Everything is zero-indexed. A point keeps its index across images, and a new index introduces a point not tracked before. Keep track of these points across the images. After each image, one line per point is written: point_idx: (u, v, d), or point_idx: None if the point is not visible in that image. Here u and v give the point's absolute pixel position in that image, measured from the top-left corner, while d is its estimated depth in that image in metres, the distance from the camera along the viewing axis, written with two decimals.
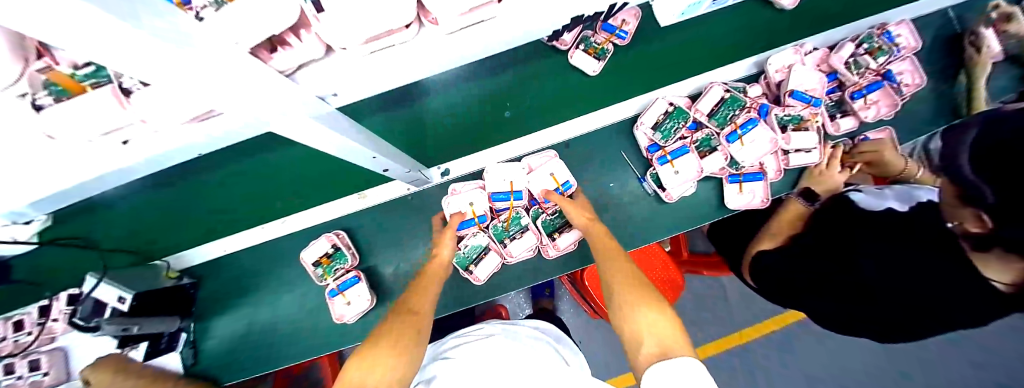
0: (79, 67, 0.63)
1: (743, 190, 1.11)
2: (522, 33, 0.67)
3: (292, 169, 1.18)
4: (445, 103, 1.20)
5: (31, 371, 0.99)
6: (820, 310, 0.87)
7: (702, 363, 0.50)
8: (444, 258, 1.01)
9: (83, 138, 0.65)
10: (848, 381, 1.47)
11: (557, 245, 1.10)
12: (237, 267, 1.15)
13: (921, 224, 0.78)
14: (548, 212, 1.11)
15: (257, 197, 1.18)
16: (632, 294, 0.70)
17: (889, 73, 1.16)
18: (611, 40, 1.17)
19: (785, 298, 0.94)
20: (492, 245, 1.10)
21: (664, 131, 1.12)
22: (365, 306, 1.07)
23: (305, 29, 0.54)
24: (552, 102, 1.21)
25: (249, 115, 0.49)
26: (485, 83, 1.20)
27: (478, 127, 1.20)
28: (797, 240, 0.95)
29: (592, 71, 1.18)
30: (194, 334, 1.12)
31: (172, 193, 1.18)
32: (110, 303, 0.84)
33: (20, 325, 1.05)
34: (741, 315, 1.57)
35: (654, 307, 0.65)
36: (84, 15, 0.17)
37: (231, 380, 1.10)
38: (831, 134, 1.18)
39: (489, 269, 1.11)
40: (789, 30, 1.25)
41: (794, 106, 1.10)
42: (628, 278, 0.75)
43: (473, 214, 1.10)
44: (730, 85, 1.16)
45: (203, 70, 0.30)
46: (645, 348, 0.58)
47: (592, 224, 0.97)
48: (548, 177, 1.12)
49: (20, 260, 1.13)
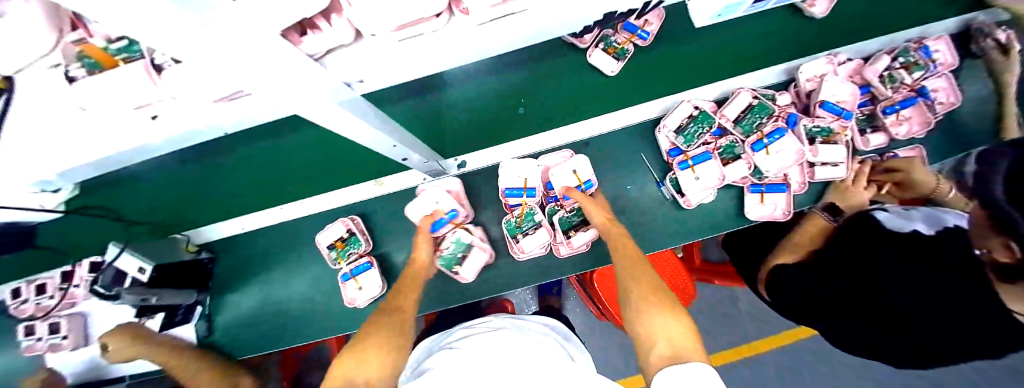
0: (112, 41, 0.60)
1: (764, 200, 1.09)
2: (549, 25, 0.63)
3: (303, 154, 1.17)
4: (461, 97, 1.19)
5: (51, 334, 1.03)
6: (843, 332, 0.83)
7: (715, 370, 0.49)
8: (422, 261, 1.00)
9: (114, 110, 0.66)
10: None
11: (572, 244, 1.09)
12: (251, 246, 1.18)
13: (949, 249, 0.74)
14: (566, 210, 1.09)
15: (268, 181, 1.18)
16: (649, 299, 0.69)
17: (923, 89, 1.11)
18: (631, 40, 1.13)
19: (805, 316, 0.90)
20: (475, 243, 1.09)
21: (686, 136, 1.09)
22: (377, 292, 1.07)
23: (335, 13, 0.53)
24: (568, 101, 1.18)
25: (278, 97, 0.48)
26: (502, 78, 1.18)
27: (493, 124, 1.19)
28: (818, 257, 0.92)
29: (610, 71, 1.14)
30: (208, 308, 1.15)
31: (187, 173, 1.19)
32: (131, 273, 0.87)
33: (43, 288, 1.07)
34: (750, 325, 1.55)
35: (671, 314, 0.64)
36: (152, 8, 0.15)
37: (246, 355, 1.12)
38: (859, 149, 1.14)
39: (475, 266, 1.10)
40: (823, 38, 1.19)
41: (823, 117, 1.06)
42: (647, 282, 0.74)
43: (441, 214, 1.08)
44: (759, 91, 1.12)
45: (243, 53, 0.29)
46: (657, 350, 0.57)
47: (611, 225, 0.96)
48: (571, 174, 1.09)
49: (47, 227, 1.16)
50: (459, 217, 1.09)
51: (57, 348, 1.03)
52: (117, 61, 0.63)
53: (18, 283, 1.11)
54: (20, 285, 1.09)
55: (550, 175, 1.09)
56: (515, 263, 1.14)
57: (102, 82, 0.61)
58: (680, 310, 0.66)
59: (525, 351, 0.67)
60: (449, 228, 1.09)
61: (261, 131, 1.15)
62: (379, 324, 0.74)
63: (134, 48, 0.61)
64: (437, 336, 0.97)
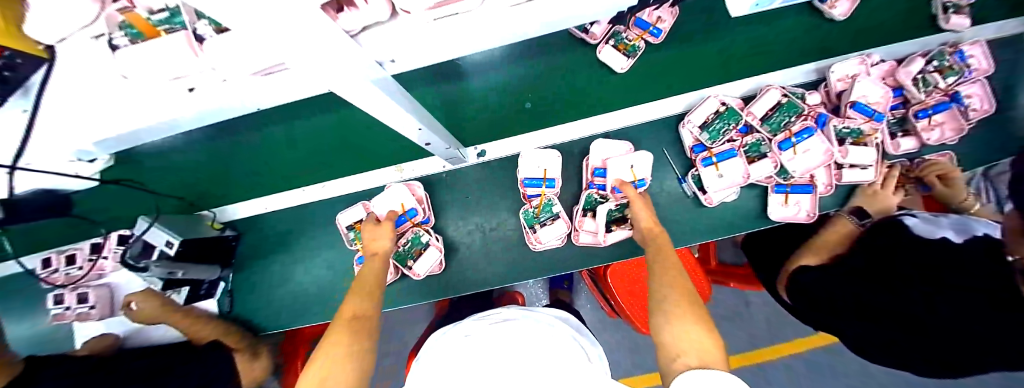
0: (154, 13, 0.61)
1: (788, 201, 1.07)
2: (574, 13, 0.63)
3: (310, 142, 1.15)
4: (469, 88, 1.17)
5: (79, 303, 1.07)
6: (863, 340, 0.80)
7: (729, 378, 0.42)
8: (383, 251, 0.95)
9: (155, 80, 0.66)
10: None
11: (605, 241, 1.08)
12: (269, 226, 1.19)
13: (977, 265, 0.72)
14: (614, 203, 1.08)
15: (271, 167, 1.17)
16: (681, 308, 0.67)
17: (957, 95, 1.07)
18: (643, 37, 1.10)
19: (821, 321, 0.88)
20: (432, 243, 1.10)
21: (711, 132, 1.07)
22: (392, 276, 1.11)
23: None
24: (585, 95, 1.17)
25: (313, 71, 0.46)
26: (512, 69, 1.15)
27: (504, 121, 1.18)
28: (844, 263, 0.88)
29: (620, 69, 1.12)
30: (231, 284, 1.17)
31: (183, 158, 1.17)
32: (159, 246, 0.88)
33: (72, 259, 1.11)
34: (762, 329, 1.54)
35: (702, 326, 0.61)
36: None
37: (271, 330, 1.15)
38: (889, 153, 1.11)
39: (427, 265, 1.10)
40: (843, 42, 1.15)
41: (854, 119, 1.02)
42: (678, 292, 0.72)
43: (401, 211, 1.09)
44: (788, 89, 1.08)
45: (294, 23, 0.27)
46: (683, 358, 0.54)
47: (655, 233, 0.94)
48: (627, 169, 1.09)
49: (83, 196, 1.18)
50: (418, 216, 1.09)
51: (85, 317, 1.07)
52: (159, 31, 0.63)
53: (49, 253, 1.15)
54: (51, 255, 1.13)
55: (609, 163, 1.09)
56: (532, 255, 1.14)
57: (144, 51, 0.61)
58: (699, 314, 0.65)
59: (545, 335, 0.65)
60: (406, 227, 1.10)
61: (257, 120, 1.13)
62: (367, 317, 0.72)
63: (178, 20, 0.62)
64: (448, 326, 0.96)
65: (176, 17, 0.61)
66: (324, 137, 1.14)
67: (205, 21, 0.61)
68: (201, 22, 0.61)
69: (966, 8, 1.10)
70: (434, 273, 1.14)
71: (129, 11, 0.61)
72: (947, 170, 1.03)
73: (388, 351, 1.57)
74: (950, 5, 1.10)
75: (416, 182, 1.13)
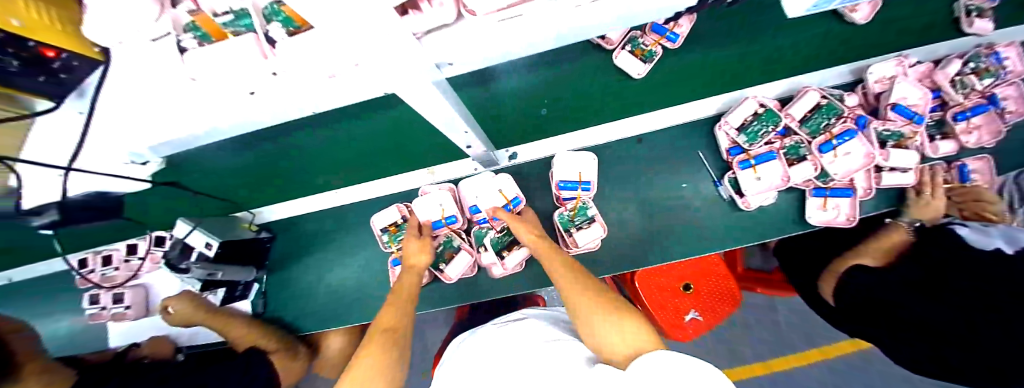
0: (218, 16, 0.56)
1: (828, 205, 1.04)
2: (623, 14, 0.61)
3: (336, 153, 1.18)
4: (491, 93, 1.19)
5: (115, 303, 1.08)
6: (930, 349, 0.75)
7: (686, 358, 0.38)
8: (420, 266, 0.93)
9: (218, 83, 0.63)
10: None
11: (505, 265, 1.06)
12: (298, 229, 1.19)
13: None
14: (497, 229, 1.06)
15: (320, 168, 1.19)
16: (595, 302, 0.64)
17: (994, 97, 1.04)
18: (660, 42, 1.10)
19: (861, 325, 0.88)
20: (464, 246, 1.08)
21: (749, 134, 1.05)
22: (427, 277, 1.11)
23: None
24: (610, 99, 1.17)
25: (390, 71, 0.44)
26: (532, 78, 1.17)
27: (531, 124, 1.18)
28: (895, 272, 0.87)
29: (637, 74, 1.11)
30: (265, 286, 1.18)
31: (213, 164, 1.21)
32: (198, 248, 0.88)
33: (108, 260, 1.11)
34: (789, 335, 1.53)
35: (610, 311, 0.60)
36: None
37: (304, 331, 1.15)
38: (927, 155, 1.08)
39: (460, 268, 1.08)
40: (874, 45, 1.15)
41: (894, 121, 1.00)
42: (572, 282, 0.72)
43: (440, 216, 1.06)
44: (828, 91, 1.06)
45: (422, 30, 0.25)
46: (616, 348, 0.52)
47: (540, 242, 0.89)
48: (497, 194, 1.05)
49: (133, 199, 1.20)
50: (456, 223, 1.07)
51: (121, 317, 1.08)
52: (226, 34, 0.61)
53: (85, 253, 1.16)
54: (87, 255, 1.14)
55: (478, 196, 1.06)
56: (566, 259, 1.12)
57: (213, 54, 0.58)
58: (605, 296, 0.65)
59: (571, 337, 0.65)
60: (445, 231, 1.08)
61: (329, 121, 1.17)
62: (398, 327, 0.71)
63: (243, 23, 0.57)
64: (465, 334, 0.98)
65: (242, 19, 0.57)
66: (379, 140, 1.16)
67: (276, 23, 0.56)
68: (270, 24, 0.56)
69: (990, 11, 1.10)
70: (467, 275, 1.12)
71: (199, 14, 0.59)
72: (979, 197, 1.02)
73: (414, 354, 1.57)
74: (974, 7, 1.09)
75: (451, 184, 1.12)
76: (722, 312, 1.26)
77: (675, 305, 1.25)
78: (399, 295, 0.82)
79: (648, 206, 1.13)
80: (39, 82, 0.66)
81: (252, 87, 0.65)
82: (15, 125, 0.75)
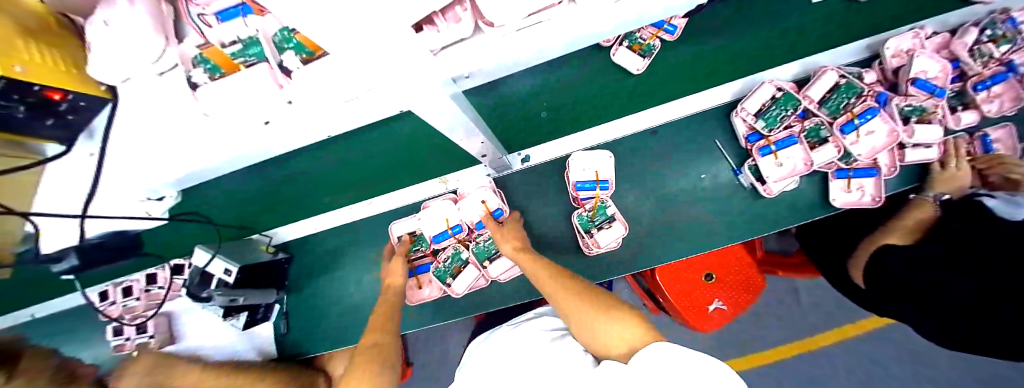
0: (229, 47, 0.60)
1: (851, 186, 1.01)
2: (640, 13, 0.57)
3: (343, 174, 1.18)
4: (493, 99, 1.17)
5: (139, 333, 1.07)
6: (945, 317, 0.77)
7: (673, 351, 0.42)
8: (397, 284, 0.96)
9: (233, 116, 0.65)
10: (928, 374, 1.44)
11: (495, 275, 1.06)
12: (312, 249, 1.19)
13: None
14: (481, 239, 1.05)
15: (327, 188, 1.19)
16: (584, 305, 0.63)
17: (1012, 64, 0.99)
18: (658, 35, 1.07)
19: (893, 304, 0.87)
20: (470, 260, 1.05)
21: (768, 119, 1.02)
22: (434, 293, 1.10)
23: (460, 6, 0.55)
24: (608, 99, 1.15)
25: (406, 88, 0.42)
26: (532, 82, 1.15)
27: (532, 129, 1.17)
28: (919, 250, 0.83)
29: (636, 70, 1.09)
30: (287, 306, 1.18)
31: (218, 191, 1.21)
32: (218, 275, 0.86)
33: (129, 290, 1.11)
34: (812, 317, 1.52)
35: (602, 310, 0.60)
36: None
37: (312, 352, 1.14)
38: (949, 128, 1.05)
39: (467, 282, 1.06)
40: (888, 19, 1.10)
41: (916, 96, 0.97)
42: (562, 287, 0.71)
43: (446, 227, 1.04)
44: (845, 70, 1.03)
45: None
46: (611, 347, 0.54)
47: (519, 254, 0.87)
48: (479, 205, 1.03)
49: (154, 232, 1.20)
50: (462, 233, 1.04)
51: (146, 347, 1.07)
52: (236, 64, 0.64)
53: (105, 286, 1.16)
54: (106, 288, 1.13)
55: (461, 206, 1.04)
56: (583, 261, 1.10)
57: (227, 88, 0.60)
58: (596, 294, 0.66)
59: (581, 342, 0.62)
60: (450, 242, 1.06)
61: (331, 143, 1.16)
62: (383, 346, 0.77)
63: (251, 52, 0.61)
64: (485, 334, 0.98)
65: (250, 47, 0.61)
66: (398, 154, 1.15)
67: (289, 51, 0.60)
68: (285, 53, 0.60)
69: None
70: (478, 287, 1.09)
71: (209, 47, 0.63)
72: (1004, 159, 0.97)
73: (436, 362, 1.57)
74: None
75: (452, 194, 1.10)
76: (742, 300, 1.25)
77: (695, 297, 1.24)
78: (382, 313, 0.88)
79: (666, 200, 1.10)
80: (45, 125, 0.65)
81: (266, 116, 0.67)
82: (24, 172, 0.75)
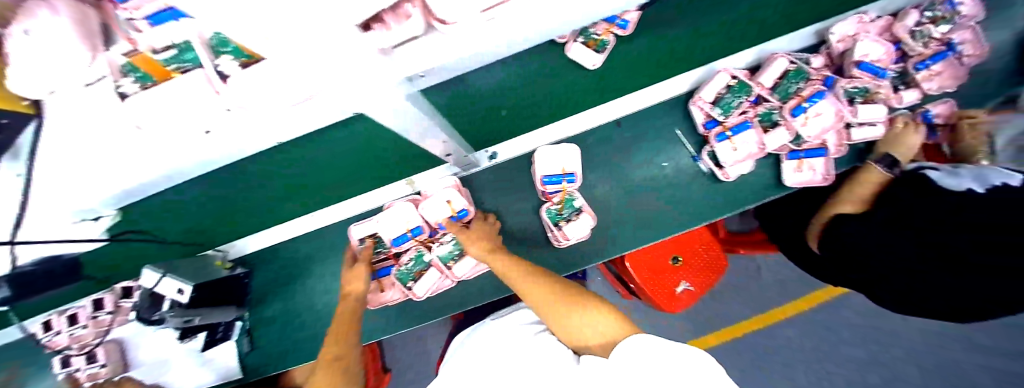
0: (160, 52, 0.59)
1: (802, 166, 1.05)
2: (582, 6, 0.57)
3: (308, 180, 1.16)
4: (453, 99, 1.17)
5: (87, 364, 1.00)
6: (883, 275, 0.84)
7: (654, 339, 0.50)
8: (359, 290, 0.96)
9: (171, 127, 0.62)
10: (882, 337, 1.54)
11: (455, 275, 1.06)
12: (277, 259, 1.16)
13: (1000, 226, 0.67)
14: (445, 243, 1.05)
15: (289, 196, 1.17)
16: (559, 299, 0.66)
17: (953, 43, 1.05)
18: (611, 30, 1.09)
19: (841, 267, 0.93)
20: (434, 262, 1.05)
21: (724, 106, 1.05)
22: (397, 296, 1.09)
23: (409, 4, 0.55)
24: (566, 94, 1.17)
25: (337, 92, 0.41)
26: (490, 81, 1.15)
27: (494, 127, 1.18)
28: (870, 215, 0.87)
29: (591, 65, 1.12)
30: (248, 323, 1.14)
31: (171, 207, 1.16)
32: (171, 295, 0.83)
33: (75, 318, 1.04)
34: (777, 291, 1.60)
35: (576, 303, 0.64)
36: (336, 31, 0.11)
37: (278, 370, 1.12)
38: (893, 107, 1.11)
39: (428, 285, 1.06)
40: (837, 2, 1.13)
41: (860, 78, 1.03)
42: (534, 280, 0.73)
43: (405, 230, 1.04)
44: (795, 56, 1.08)
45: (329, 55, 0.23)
46: (592, 339, 0.59)
47: (489, 255, 0.89)
48: (444, 205, 1.03)
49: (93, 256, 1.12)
50: (422, 234, 1.04)
51: (95, 377, 1.00)
52: (171, 72, 0.63)
53: (49, 314, 1.10)
54: (49, 318, 1.06)
55: (423, 207, 1.04)
56: (552, 253, 1.12)
57: (162, 97, 0.58)
58: (564, 286, 0.69)
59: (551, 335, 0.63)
60: (411, 244, 1.06)
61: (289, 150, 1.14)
62: None
63: (188, 57, 0.61)
64: (468, 331, 1.00)
65: (186, 53, 0.61)
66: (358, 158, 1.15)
67: (227, 55, 0.58)
68: (221, 57, 0.58)
69: None
70: (443, 288, 1.08)
71: (137, 54, 0.59)
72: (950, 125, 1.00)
73: (418, 363, 1.57)
74: None
75: (415, 196, 1.09)
76: (706, 282, 1.30)
77: (664, 281, 1.27)
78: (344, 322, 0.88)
79: (629, 189, 1.13)
80: None
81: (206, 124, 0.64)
82: None
